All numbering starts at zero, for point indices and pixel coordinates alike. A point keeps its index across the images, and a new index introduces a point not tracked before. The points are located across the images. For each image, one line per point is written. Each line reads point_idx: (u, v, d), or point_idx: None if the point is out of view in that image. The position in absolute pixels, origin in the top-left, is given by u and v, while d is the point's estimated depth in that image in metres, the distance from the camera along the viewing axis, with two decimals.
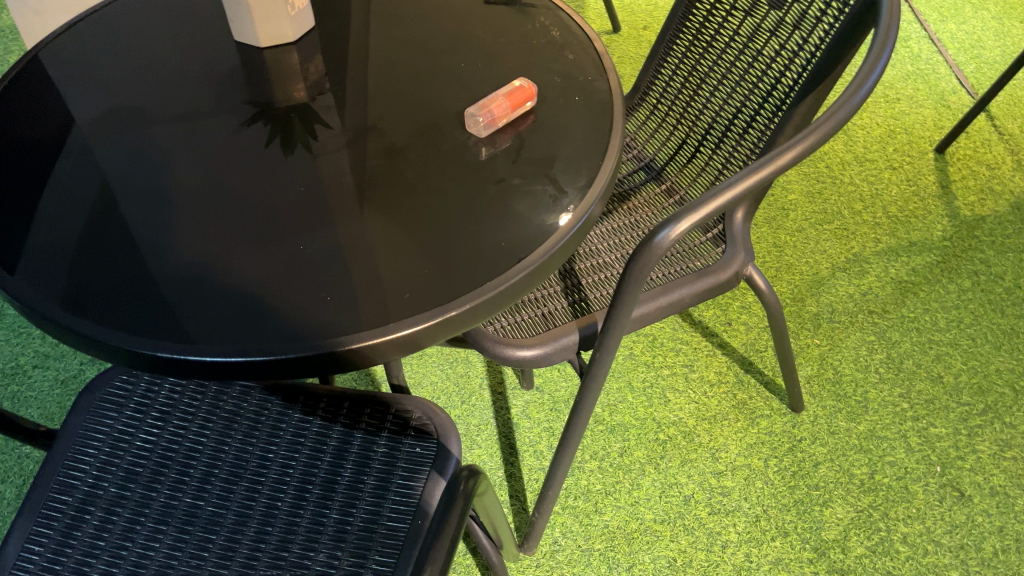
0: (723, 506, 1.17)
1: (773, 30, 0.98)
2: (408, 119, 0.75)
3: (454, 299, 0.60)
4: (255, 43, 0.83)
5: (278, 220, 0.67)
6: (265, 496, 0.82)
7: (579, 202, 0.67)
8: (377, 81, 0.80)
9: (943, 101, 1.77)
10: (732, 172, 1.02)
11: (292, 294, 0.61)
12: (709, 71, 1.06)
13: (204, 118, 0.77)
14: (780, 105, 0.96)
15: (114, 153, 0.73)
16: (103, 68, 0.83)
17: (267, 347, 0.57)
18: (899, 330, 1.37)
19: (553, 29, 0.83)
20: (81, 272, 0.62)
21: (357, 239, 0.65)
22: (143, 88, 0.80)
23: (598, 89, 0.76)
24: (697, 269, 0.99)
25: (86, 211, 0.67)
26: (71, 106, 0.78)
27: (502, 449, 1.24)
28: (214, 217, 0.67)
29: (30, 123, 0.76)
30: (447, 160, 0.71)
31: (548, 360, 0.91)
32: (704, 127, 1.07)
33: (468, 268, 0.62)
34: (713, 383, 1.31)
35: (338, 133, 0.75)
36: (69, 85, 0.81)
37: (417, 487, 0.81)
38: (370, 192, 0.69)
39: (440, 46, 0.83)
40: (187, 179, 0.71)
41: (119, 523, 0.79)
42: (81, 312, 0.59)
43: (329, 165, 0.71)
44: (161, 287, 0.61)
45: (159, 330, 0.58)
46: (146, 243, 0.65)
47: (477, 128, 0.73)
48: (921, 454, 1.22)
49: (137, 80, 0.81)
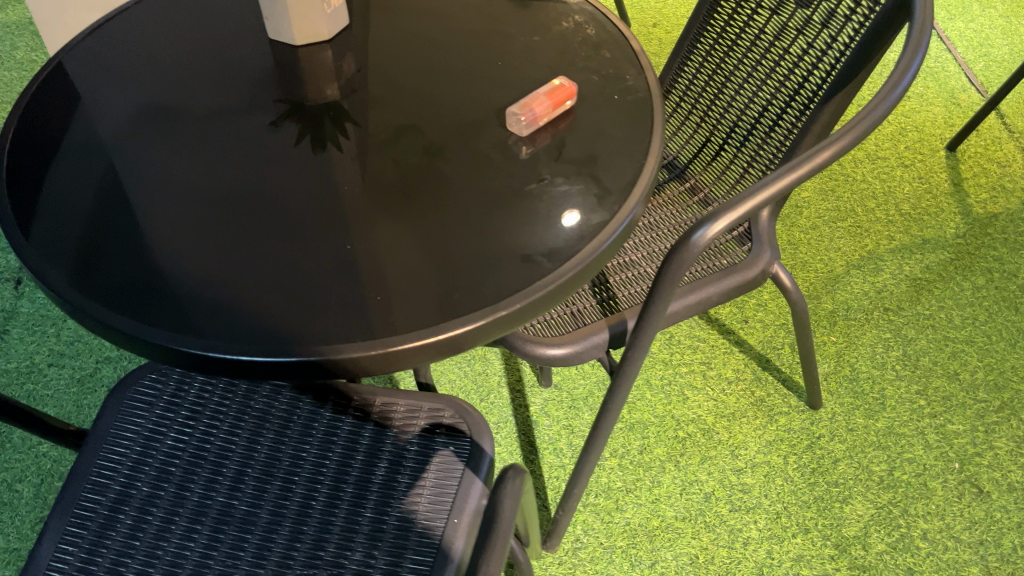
0: (744, 502, 1.18)
1: (800, 29, 0.98)
2: (447, 117, 0.75)
3: (503, 300, 0.60)
4: (290, 41, 0.83)
5: (321, 220, 0.67)
6: (299, 495, 0.81)
7: (623, 202, 0.67)
8: (413, 79, 0.80)
9: (953, 99, 1.78)
10: (758, 170, 1.03)
11: (340, 295, 0.61)
12: (734, 70, 1.07)
13: (242, 116, 0.77)
14: (807, 104, 0.96)
15: (151, 152, 0.73)
16: (137, 66, 0.83)
17: (320, 349, 0.57)
18: (914, 327, 1.37)
19: (588, 27, 0.83)
20: (126, 273, 0.62)
21: (401, 239, 0.65)
22: (178, 86, 0.80)
23: (636, 87, 0.76)
24: (724, 267, 1.00)
25: (125, 211, 0.67)
26: (104, 104, 0.78)
27: (522, 447, 1.24)
28: (256, 217, 0.67)
29: (64, 121, 0.76)
30: (488, 159, 0.71)
31: (579, 358, 0.91)
32: (729, 125, 1.07)
33: (516, 269, 0.62)
34: (732, 381, 1.32)
35: (376, 132, 0.75)
36: (102, 84, 0.80)
37: (453, 485, 0.81)
38: (411, 193, 0.69)
39: (474, 43, 0.83)
40: (225, 178, 0.71)
41: (153, 522, 0.79)
42: (128, 313, 0.59)
43: (369, 165, 0.71)
44: (207, 287, 0.61)
45: (209, 332, 0.58)
46: (189, 243, 0.65)
47: (518, 127, 0.73)
48: (939, 451, 1.23)
49: (170, 78, 0.81)
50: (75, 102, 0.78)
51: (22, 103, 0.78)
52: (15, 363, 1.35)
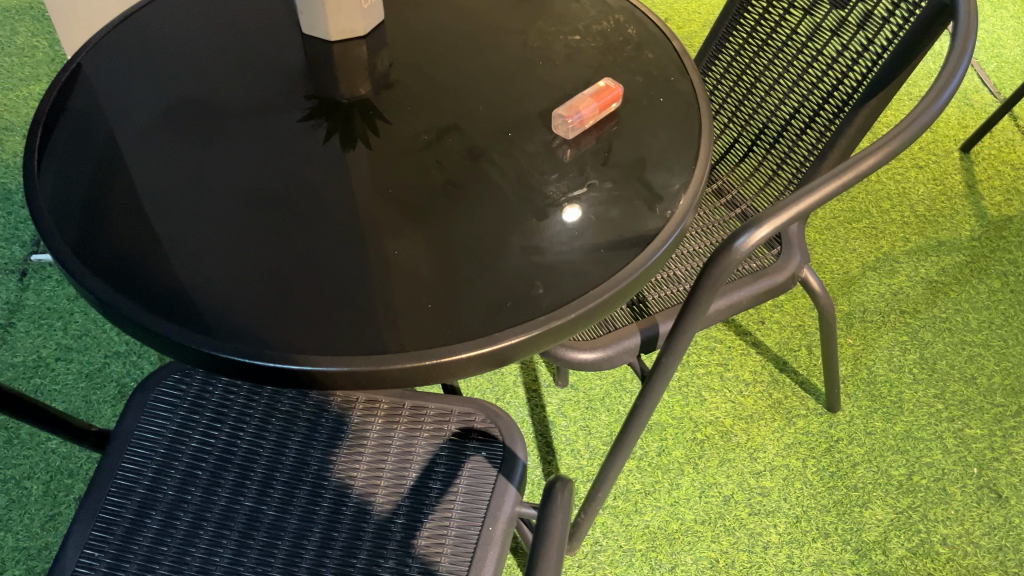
0: (764, 506, 1.17)
1: (834, 30, 0.96)
2: (488, 118, 0.74)
3: (556, 309, 0.59)
4: (323, 36, 0.81)
5: (365, 224, 0.65)
6: (330, 500, 0.80)
7: (674, 209, 0.65)
8: (451, 77, 0.78)
9: (966, 100, 1.77)
10: (788, 173, 1.02)
11: (389, 302, 0.59)
12: (765, 70, 1.05)
13: (276, 113, 0.75)
14: (842, 107, 0.95)
15: (186, 150, 0.71)
16: (165, 61, 0.80)
17: (372, 358, 0.56)
18: (931, 330, 1.37)
19: (629, 26, 0.82)
20: (167, 277, 0.60)
21: (448, 245, 0.63)
22: (208, 81, 0.78)
23: (682, 90, 0.75)
24: (753, 270, 0.99)
25: (163, 211, 0.65)
26: (134, 100, 0.76)
27: (539, 447, 1.23)
28: (298, 219, 0.65)
29: (94, 116, 0.74)
30: (533, 163, 0.69)
31: (609, 362, 0.90)
32: (759, 126, 1.06)
33: (568, 277, 0.61)
34: (749, 383, 1.31)
35: (415, 132, 0.73)
36: (131, 78, 0.78)
37: (487, 492, 0.80)
38: (455, 198, 0.67)
39: (512, 42, 0.81)
40: (263, 178, 0.69)
41: (181, 527, 0.77)
42: (171, 319, 0.58)
43: (412, 168, 0.70)
44: (251, 292, 0.60)
45: (256, 339, 0.57)
46: (230, 246, 0.63)
47: (563, 129, 0.71)
48: (957, 455, 1.22)
49: (201, 73, 0.79)
50: (104, 97, 0.76)
51: (49, 97, 0.76)
52: (22, 356, 1.32)
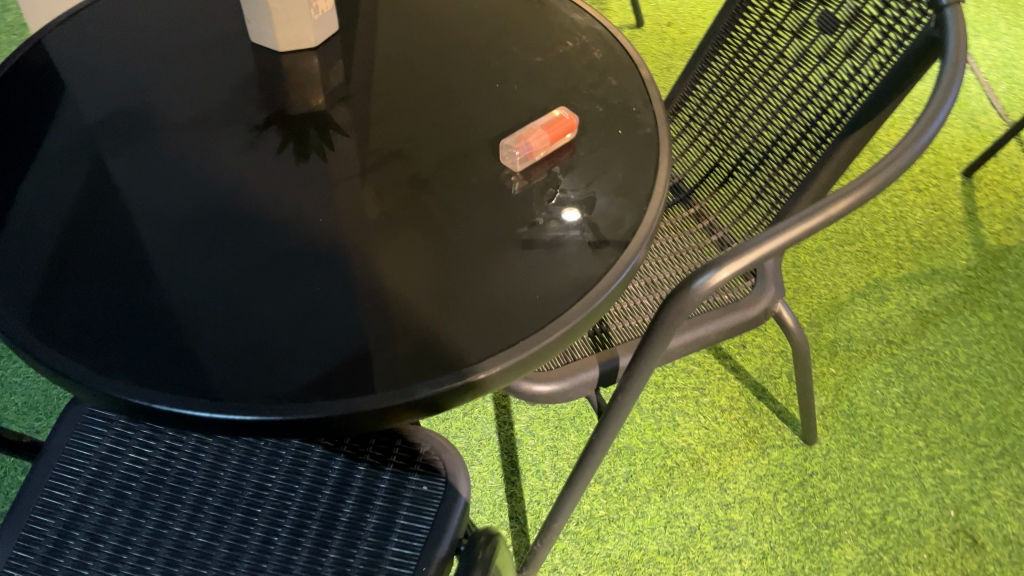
0: (730, 540, 1.13)
1: (822, 56, 0.92)
2: (437, 144, 0.70)
3: (483, 360, 0.55)
4: (273, 47, 0.78)
5: (290, 255, 0.61)
6: (262, 529, 0.77)
7: (621, 253, 0.61)
8: (403, 98, 0.74)
9: (973, 121, 1.72)
10: (766, 204, 0.98)
11: (305, 344, 0.55)
12: (749, 93, 1.01)
13: (215, 130, 0.71)
14: (824, 137, 0.91)
15: (116, 164, 0.68)
16: (109, 67, 0.77)
17: (279, 407, 0.52)
18: (917, 363, 1.33)
19: (595, 49, 0.78)
20: (74, 303, 0.57)
21: (378, 281, 0.59)
22: (150, 92, 0.75)
23: (642, 121, 0.71)
24: (725, 302, 0.95)
25: (81, 232, 0.62)
26: (72, 109, 0.73)
27: (504, 467, 1.19)
28: (222, 246, 0.62)
29: (27, 126, 0.71)
30: (477, 195, 0.66)
31: (566, 395, 0.86)
32: (740, 151, 1.02)
33: (500, 323, 0.57)
34: (725, 409, 1.27)
35: (358, 155, 0.69)
36: (71, 84, 0.75)
37: (425, 529, 0.77)
38: (391, 229, 0.63)
39: (471, 62, 0.77)
40: (194, 200, 0.65)
41: (105, 550, 0.75)
42: (69, 352, 0.54)
43: (351, 194, 0.66)
44: (160, 325, 0.56)
45: (158, 379, 0.53)
46: (146, 273, 0.59)
47: (512, 161, 0.67)
48: (935, 496, 1.19)
49: (145, 82, 0.76)
50: (41, 106, 0.73)
51: None
52: None
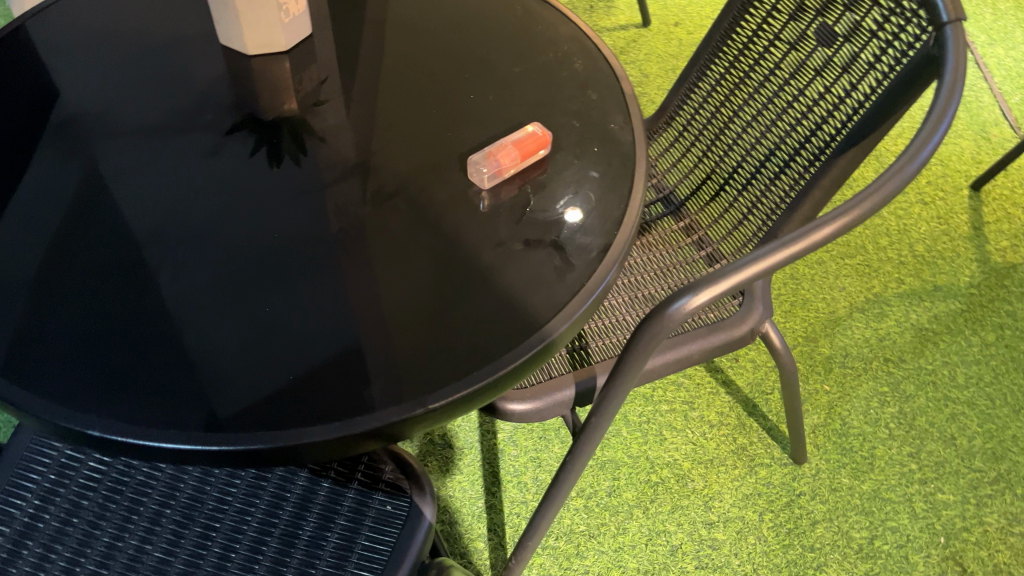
0: (712, 560, 1.11)
1: (819, 70, 0.89)
2: (405, 157, 0.67)
3: (433, 390, 0.52)
4: (243, 49, 0.75)
5: (243, 274, 0.59)
6: (219, 544, 0.76)
7: (587, 278, 0.58)
8: (374, 108, 0.72)
9: (984, 133, 1.68)
10: (757, 220, 0.95)
11: (249, 371, 0.53)
12: (744, 105, 0.98)
13: (179, 136, 0.69)
14: (818, 155, 0.88)
15: (72, 170, 0.66)
16: (76, 66, 0.75)
17: (214, 436, 0.49)
18: (914, 383, 1.29)
19: (576, 59, 0.75)
20: (16, 320, 0.55)
21: (332, 304, 0.57)
22: (116, 94, 0.73)
23: (619, 138, 0.68)
24: (710, 321, 0.92)
25: (28, 244, 0.60)
26: (31, 111, 0.71)
27: (485, 477, 1.17)
28: (172, 261, 0.60)
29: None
30: (442, 213, 0.63)
31: (540, 414, 0.84)
32: (732, 164, 0.99)
33: (454, 351, 0.54)
34: (714, 424, 1.25)
35: (323, 167, 0.67)
36: (33, 84, 0.73)
37: (386, 549, 0.75)
38: (350, 247, 0.61)
39: (448, 70, 0.75)
40: (147, 211, 0.63)
41: (58, 562, 0.73)
42: (2, 371, 0.52)
43: (311, 209, 0.63)
44: (99, 345, 0.54)
45: (91, 403, 0.51)
46: (90, 288, 0.57)
47: (480, 178, 0.65)
48: (925, 522, 1.16)
49: (110, 83, 0.74)
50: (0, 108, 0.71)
51: None
52: None
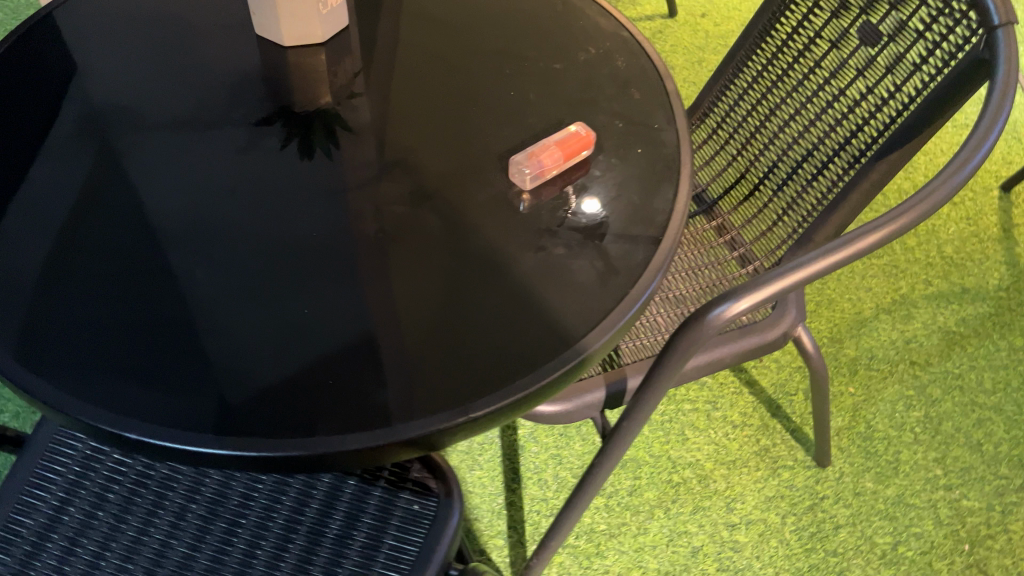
0: (733, 563, 1.10)
1: (861, 69, 0.86)
2: (444, 155, 0.66)
3: (475, 400, 0.51)
4: (278, 40, 0.74)
5: (279, 274, 0.58)
6: (245, 541, 0.75)
7: (632, 285, 0.57)
8: (411, 104, 0.70)
9: (1015, 132, 1.66)
10: (793, 221, 0.93)
11: (289, 376, 0.52)
12: (781, 103, 0.96)
13: (212, 128, 0.68)
14: (858, 157, 0.86)
15: (102, 161, 0.65)
16: (108, 54, 0.74)
17: (252, 442, 0.48)
18: (941, 387, 1.28)
19: (619, 56, 0.73)
20: (50, 318, 0.54)
21: (370, 308, 0.56)
22: (149, 84, 0.71)
23: (662, 141, 0.66)
24: (742, 324, 0.90)
25: (57, 238, 0.59)
26: (60, 99, 0.70)
27: (505, 473, 1.16)
28: (206, 259, 0.59)
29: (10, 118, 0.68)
30: (481, 215, 0.62)
31: (569, 416, 0.83)
32: (768, 164, 0.97)
33: (496, 359, 0.53)
34: (737, 425, 1.23)
35: (359, 163, 0.65)
36: (62, 73, 0.72)
37: (412, 549, 0.74)
38: (389, 248, 0.59)
39: (486, 65, 0.73)
40: (183, 206, 0.62)
41: (83, 555, 0.72)
42: (34, 367, 0.51)
43: (346, 209, 0.62)
44: (134, 344, 0.53)
45: (124, 403, 0.50)
46: (126, 285, 0.56)
47: (521, 178, 0.63)
48: (950, 528, 1.14)
49: (141, 72, 0.73)
50: (28, 95, 0.70)
51: None
52: None
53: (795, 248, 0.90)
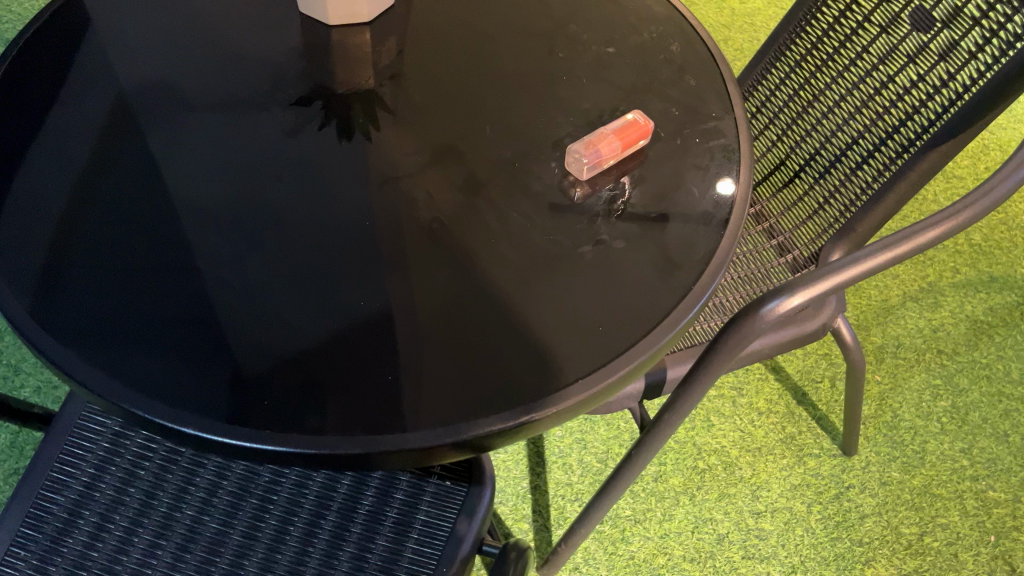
0: (759, 551, 1.10)
1: (912, 56, 0.84)
2: (495, 142, 0.64)
3: (538, 399, 0.49)
4: (323, 18, 0.73)
5: (332, 266, 0.57)
6: (276, 518, 0.73)
7: (695, 279, 0.56)
8: (459, 87, 0.68)
9: None
10: (835, 210, 0.91)
11: (348, 372, 0.51)
12: (826, 89, 0.94)
13: (256, 109, 0.66)
14: (907, 147, 0.84)
15: (145, 143, 0.63)
16: (147, 32, 0.72)
17: (313, 439, 0.47)
18: (968, 376, 1.27)
19: (673, 41, 0.71)
20: (100, 307, 0.53)
21: (427, 301, 0.55)
22: (190, 63, 0.70)
23: (721, 131, 0.64)
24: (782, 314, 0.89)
25: (102, 222, 0.58)
26: (98, 75, 0.68)
27: (529, 456, 1.15)
28: (256, 249, 0.57)
29: (48, 93, 0.66)
30: (537, 204, 0.60)
31: (608, 407, 0.83)
32: (810, 151, 0.95)
33: (560, 356, 0.52)
34: (762, 412, 1.22)
35: (408, 149, 0.64)
36: (101, 50, 0.70)
37: (446, 527, 0.73)
38: (443, 240, 0.58)
39: (535, 47, 0.71)
40: (230, 193, 0.61)
41: (115, 532, 0.71)
42: (86, 357, 0.50)
43: (398, 198, 0.61)
44: (187, 337, 0.52)
45: (180, 396, 0.49)
46: (175, 276, 0.55)
47: (578, 168, 0.61)
48: (976, 520, 1.13)
49: (182, 51, 0.71)
50: (65, 69, 0.68)
51: (6, 67, 0.68)
52: None
53: (837, 238, 0.88)
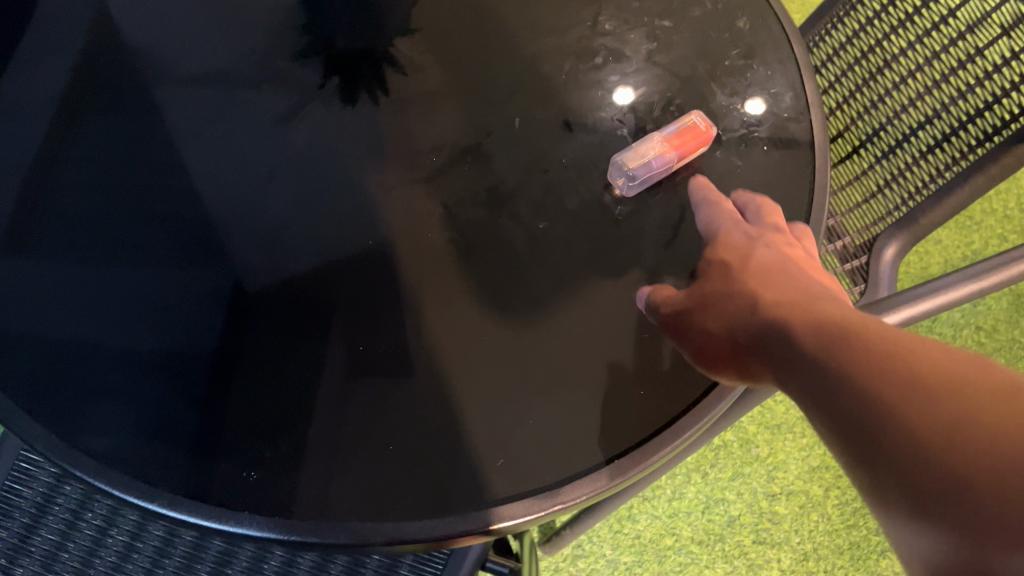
0: (770, 536, 1.05)
1: (1006, 27, 0.70)
2: (520, 142, 0.56)
3: (563, 487, 0.44)
4: None
5: (330, 296, 0.50)
6: None
7: None
8: (483, 67, 0.59)
9: None
10: (896, 195, 0.83)
11: (355, 432, 0.45)
12: (899, 56, 0.80)
13: (246, 91, 0.58)
14: (991, 136, 0.72)
15: (129, 139, 0.56)
16: None
17: (306, 526, 0.42)
18: (1004, 357, 1.19)
19: (740, 16, 0.62)
20: (65, 349, 0.48)
21: (438, 348, 0.48)
22: (173, 29, 0.61)
23: (794, 138, 0.56)
24: None
25: (71, 242, 0.52)
26: (80, 43, 0.60)
27: None
28: (244, 271, 0.51)
29: (17, 67, 0.59)
30: (572, 226, 0.53)
31: None
32: (874, 124, 0.84)
33: (587, 424, 0.45)
34: None
35: (419, 147, 0.56)
36: (74, 11, 0.62)
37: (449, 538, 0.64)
38: (457, 269, 0.51)
39: (574, 20, 0.62)
40: (213, 200, 0.54)
41: (86, 531, 0.64)
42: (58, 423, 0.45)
43: (409, 213, 0.53)
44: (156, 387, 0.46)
45: (158, 469, 0.44)
46: (148, 308, 0.49)
47: (624, 184, 0.54)
48: None
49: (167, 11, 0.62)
50: (42, 36, 0.60)
51: None
52: None
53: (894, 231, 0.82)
